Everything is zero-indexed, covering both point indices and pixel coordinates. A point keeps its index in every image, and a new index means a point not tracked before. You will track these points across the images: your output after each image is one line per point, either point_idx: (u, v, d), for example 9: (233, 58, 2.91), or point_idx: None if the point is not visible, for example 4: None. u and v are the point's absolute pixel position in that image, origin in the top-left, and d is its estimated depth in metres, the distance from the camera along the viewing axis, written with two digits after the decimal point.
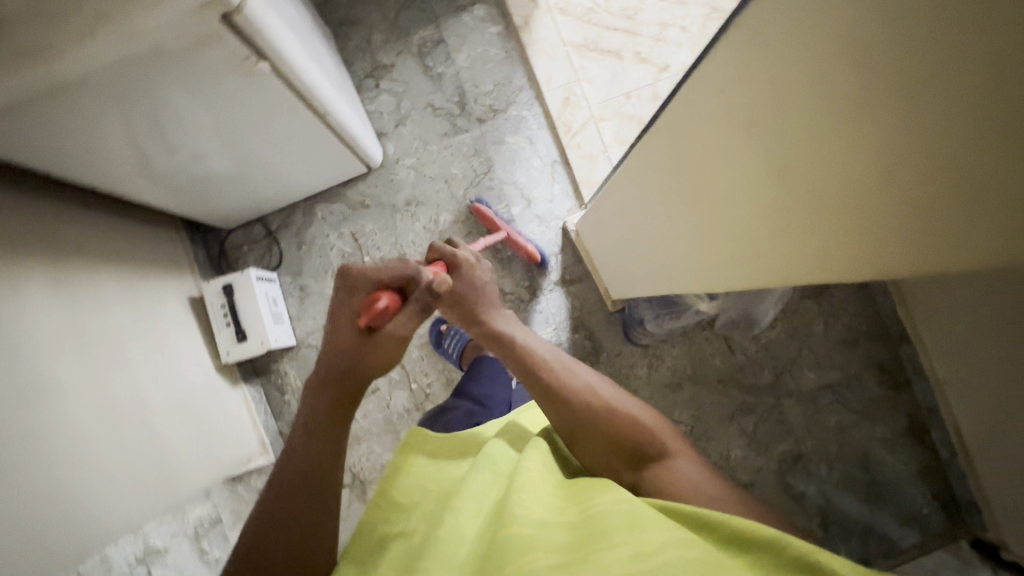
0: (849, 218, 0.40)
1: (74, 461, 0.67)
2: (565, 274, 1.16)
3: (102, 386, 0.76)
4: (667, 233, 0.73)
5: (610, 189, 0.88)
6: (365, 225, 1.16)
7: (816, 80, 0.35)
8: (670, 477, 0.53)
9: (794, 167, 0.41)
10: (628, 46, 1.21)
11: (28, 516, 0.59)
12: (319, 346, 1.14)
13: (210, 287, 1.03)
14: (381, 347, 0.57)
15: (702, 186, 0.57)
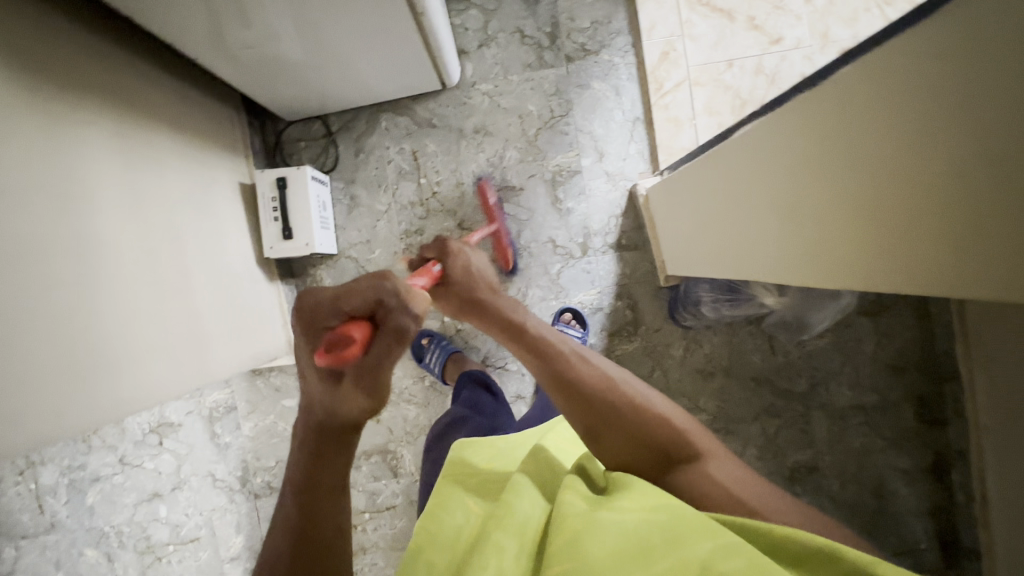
0: (955, 237, 0.42)
1: (122, 323, 0.67)
2: (622, 239, 1.11)
3: (153, 253, 0.74)
4: (736, 233, 0.75)
5: (695, 163, 0.84)
6: (428, 145, 1.11)
7: (925, 119, 0.39)
8: (692, 468, 0.56)
9: (889, 191, 0.45)
10: (743, 8, 1.10)
11: (77, 366, 0.59)
12: (358, 260, 1.11)
13: (263, 177, 0.99)
14: (360, 391, 0.49)
15: (782, 193, 0.60)
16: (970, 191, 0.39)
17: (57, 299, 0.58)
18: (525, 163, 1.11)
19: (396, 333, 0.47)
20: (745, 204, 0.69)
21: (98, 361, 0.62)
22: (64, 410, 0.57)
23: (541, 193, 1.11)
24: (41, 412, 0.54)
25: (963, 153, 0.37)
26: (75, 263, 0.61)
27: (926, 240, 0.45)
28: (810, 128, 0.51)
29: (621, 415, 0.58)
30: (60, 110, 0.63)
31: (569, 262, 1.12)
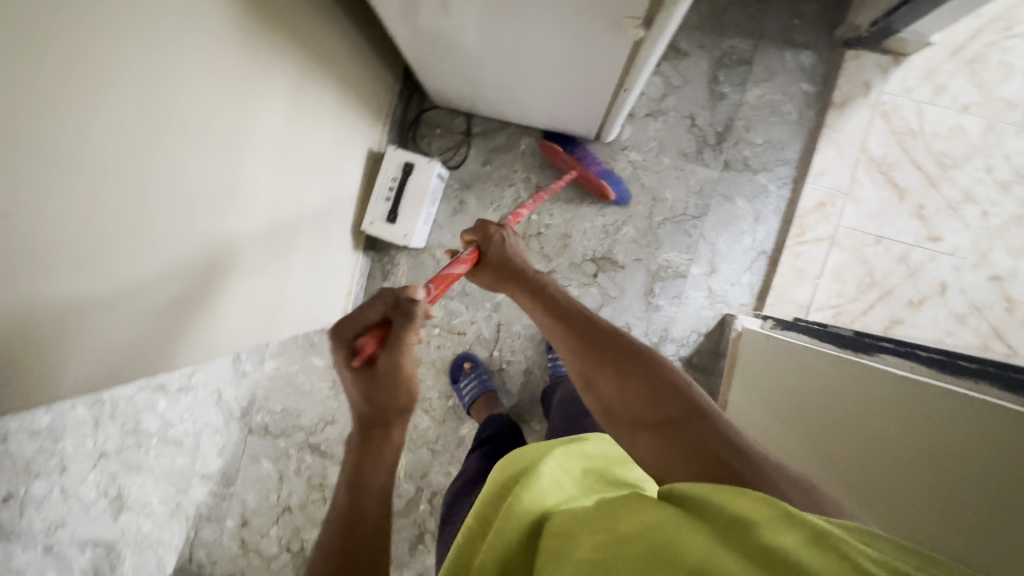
0: (919, 492, 0.57)
1: (213, 281, 0.65)
2: (694, 356, 1.08)
3: (268, 216, 0.73)
4: (802, 431, 0.78)
5: (801, 345, 0.82)
6: (554, 186, 1.08)
7: (937, 409, 0.55)
8: (637, 392, 0.48)
9: (898, 444, 0.60)
10: (918, 191, 1.04)
11: (170, 315, 0.59)
12: (440, 262, 1.10)
13: (392, 156, 0.97)
14: (387, 378, 0.51)
15: (829, 402, 0.73)
16: (964, 448, 0.52)
17: (174, 251, 0.56)
18: (637, 245, 1.08)
19: (407, 315, 0.53)
20: (823, 412, 0.74)
21: (178, 318, 0.60)
22: (133, 359, 0.55)
23: (638, 280, 1.08)
24: (124, 352, 0.54)
25: (945, 443, 0.54)
26: (202, 216, 0.59)
27: (937, 513, 0.54)
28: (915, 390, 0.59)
29: (600, 343, 0.53)
30: (258, 51, 0.62)
31: None
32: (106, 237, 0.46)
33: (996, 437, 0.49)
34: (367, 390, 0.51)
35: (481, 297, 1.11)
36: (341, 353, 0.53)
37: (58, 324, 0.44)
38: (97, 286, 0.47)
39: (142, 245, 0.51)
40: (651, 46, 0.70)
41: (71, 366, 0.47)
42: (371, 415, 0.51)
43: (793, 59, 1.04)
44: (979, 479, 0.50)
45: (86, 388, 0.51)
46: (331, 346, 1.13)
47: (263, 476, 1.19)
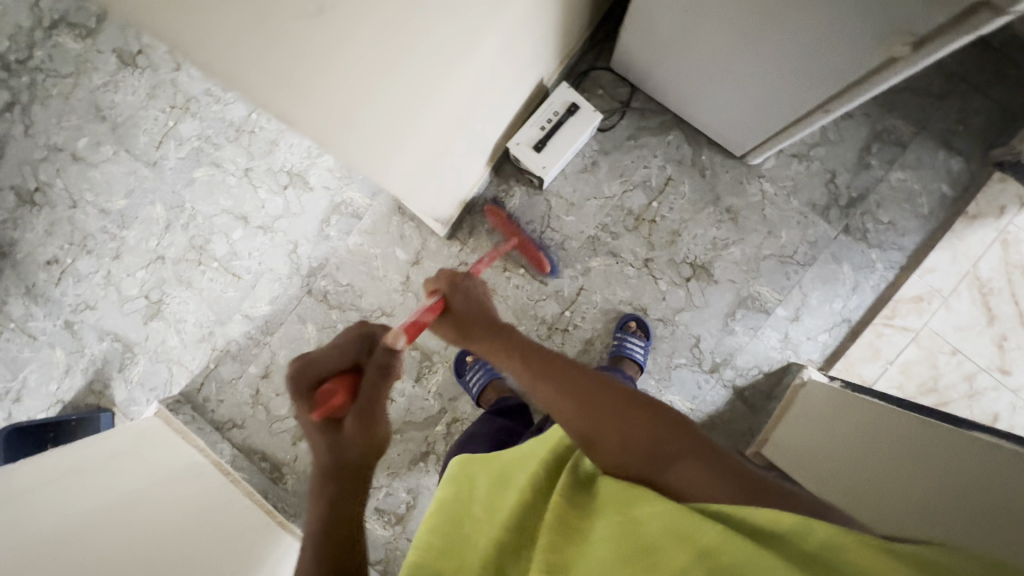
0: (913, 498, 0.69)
1: (415, 122, 0.67)
2: (747, 389, 1.10)
3: (470, 94, 0.75)
4: (853, 469, 0.81)
5: (871, 404, 0.86)
6: (684, 184, 1.11)
7: (959, 446, 0.68)
8: (655, 438, 0.48)
9: (914, 471, 0.72)
10: (1007, 323, 1.07)
11: (382, 119, 0.60)
12: (552, 208, 1.12)
13: (561, 93, 1.00)
14: (356, 431, 0.51)
15: (886, 446, 0.79)
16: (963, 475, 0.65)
17: (415, 76, 0.59)
18: (737, 267, 1.10)
19: (381, 369, 0.54)
20: (878, 461, 0.78)
21: (381, 134, 0.63)
22: (342, 135, 0.57)
23: (724, 300, 1.10)
24: (341, 122, 0.55)
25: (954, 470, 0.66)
26: (443, 61, 0.62)
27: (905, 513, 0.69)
28: (955, 438, 0.69)
29: (593, 402, 0.52)
30: None
31: (692, 365, 1.11)
32: (410, 12, 0.49)
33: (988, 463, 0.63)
34: (341, 441, 0.51)
35: (576, 257, 1.11)
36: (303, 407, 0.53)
37: (337, 52, 0.46)
38: (374, 45, 0.49)
39: (403, 56, 0.54)
40: (854, 93, 0.74)
41: (310, 114, 0.51)
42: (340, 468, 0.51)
43: (944, 160, 1.09)
44: (951, 482, 0.65)
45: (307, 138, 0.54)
46: (418, 243, 1.14)
47: (301, 339, 1.15)
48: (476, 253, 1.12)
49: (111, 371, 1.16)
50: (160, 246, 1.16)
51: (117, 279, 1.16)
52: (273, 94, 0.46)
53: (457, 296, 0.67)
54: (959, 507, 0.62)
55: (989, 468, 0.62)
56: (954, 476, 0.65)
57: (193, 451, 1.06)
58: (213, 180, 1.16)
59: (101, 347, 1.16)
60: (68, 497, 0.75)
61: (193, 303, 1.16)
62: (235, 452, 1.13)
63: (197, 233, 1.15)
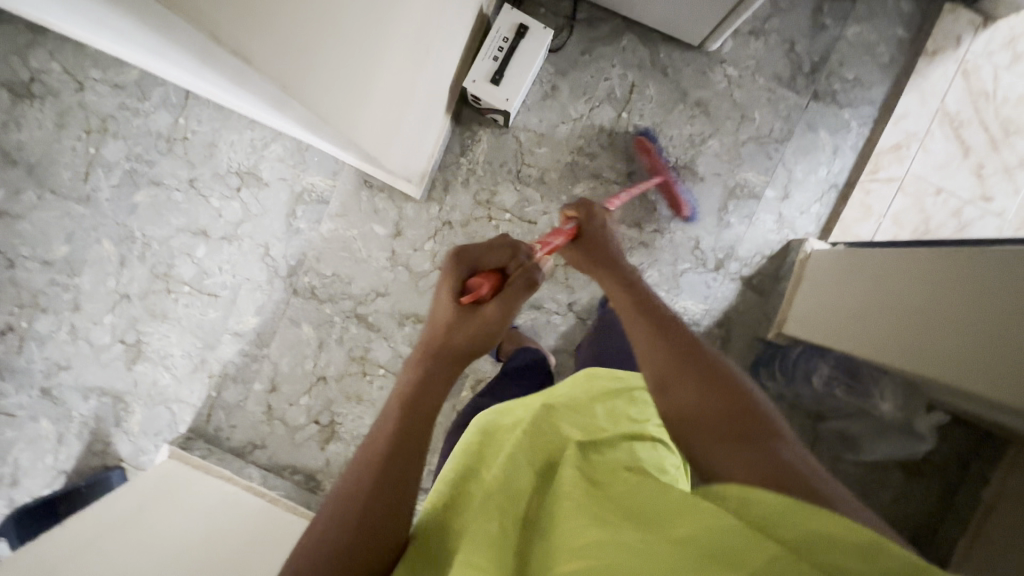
0: (947, 329, 0.71)
1: (375, 54, 0.61)
2: (755, 277, 1.10)
3: (421, 22, 0.69)
4: (866, 326, 0.85)
5: (881, 253, 0.87)
6: (649, 87, 1.07)
7: (982, 267, 0.68)
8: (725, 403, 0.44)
9: (940, 303, 0.73)
10: (981, 152, 1.09)
11: (340, 55, 0.53)
12: (522, 145, 1.08)
13: (507, 16, 0.93)
14: (489, 320, 0.54)
15: (906, 288, 0.79)
16: (991, 292, 0.66)
17: (365, 1, 0.53)
18: (719, 159, 1.09)
19: (524, 284, 0.57)
20: (903, 303, 0.79)
21: (348, 73, 0.57)
22: (307, 80, 0.50)
23: (714, 194, 1.09)
24: (303, 63, 0.47)
25: (980, 290, 0.67)
26: None
27: (940, 348, 0.72)
28: (978, 258, 0.69)
29: (663, 348, 0.49)
30: None
31: (698, 268, 1.10)
32: None
33: (1014, 275, 0.63)
34: (460, 323, 0.53)
35: (559, 187, 1.07)
36: (453, 274, 0.56)
37: None
38: None
39: None
40: None
41: (288, 70, 0.45)
42: (448, 346, 0.52)
43: (893, 5, 1.08)
44: (978, 304, 0.67)
45: (283, 93, 0.48)
46: (393, 211, 1.08)
47: (300, 342, 1.09)
48: (457, 209, 1.07)
49: (108, 427, 1.08)
50: (121, 285, 1.07)
51: (85, 331, 1.07)
52: (254, 56, 0.40)
53: (591, 222, 0.82)
54: (995, 330, 0.64)
55: (1015, 279, 0.63)
56: (982, 298, 0.67)
57: (221, 481, 1.00)
58: (158, 200, 1.06)
59: (90, 406, 1.08)
60: (110, 553, 0.71)
61: (176, 335, 1.08)
62: (265, 472, 1.08)
63: (157, 261, 1.07)
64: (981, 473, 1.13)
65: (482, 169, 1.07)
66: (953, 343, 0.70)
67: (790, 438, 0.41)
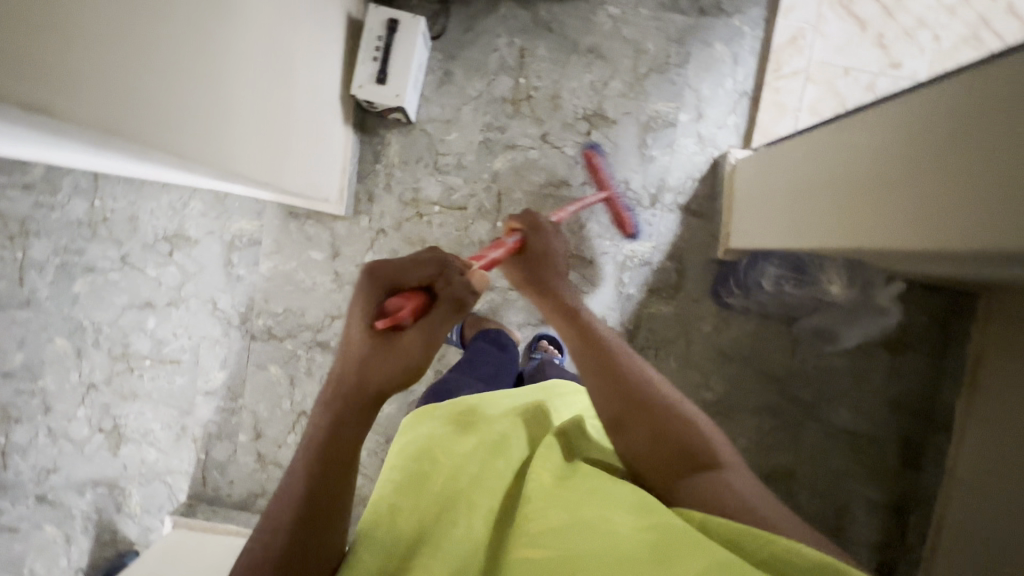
0: (883, 195, 0.65)
1: (225, 78, 0.59)
2: (692, 202, 1.11)
3: (267, 33, 0.67)
4: (813, 208, 0.80)
5: (799, 143, 0.86)
6: (539, 47, 1.07)
7: (917, 118, 0.60)
8: (725, 484, 0.53)
9: (878, 168, 0.66)
10: (877, 23, 1.09)
11: (196, 97, 0.54)
12: (432, 136, 1.08)
13: (376, 15, 0.93)
14: (401, 352, 0.54)
15: (843, 162, 0.74)
16: (927, 143, 0.58)
17: (202, 41, 0.53)
18: (626, 98, 1.09)
19: (450, 303, 0.58)
20: (842, 180, 0.74)
21: (197, 104, 0.54)
22: (170, 129, 0.50)
23: (631, 133, 1.09)
24: (159, 115, 0.48)
25: (914, 143, 0.60)
26: None
27: (877, 217, 0.66)
28: (910, 109, 0.62)
29: (664, 425, 0.58)
30: None
31: (635, 208, 1.11)
32: None
33: (950, 116, 0.55)
34: (371, 359, 0.53)
35: (479, 167, 1.08)
36: (372, 305, 0.55)
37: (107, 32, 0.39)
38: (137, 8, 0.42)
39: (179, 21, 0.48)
40: None
41: (146, 126, 0.46)
42: (360, 380, 0.53)
43: None
44: (915, 159, 0.60)
45: (128, 143, 0.45)
46: (325, 232, 1.08)
47: (272, 384, 1.10)
48: (387, 215, 1.08)
49: (112, 514, 1.10)
50: (84, 376, 1.07)
51: (62, 429, 1.08)
52: (105, 122, 0.41)
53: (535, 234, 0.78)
54: (933, 187, 0.56)
55: (953, 121, 0.55)
56: (918, 150, 0.59)
57: (230, 537, 1.01)
58: (96, 285, 1.06)
59: (88, 499, 1.09)
60: None
61: (151, 409, 1.09)
62: None
63: (113, 344, 1.07)
64: (962, 331, 1.12)
65: (400, 170, 1.08)
66: (890, 207, 0.64)
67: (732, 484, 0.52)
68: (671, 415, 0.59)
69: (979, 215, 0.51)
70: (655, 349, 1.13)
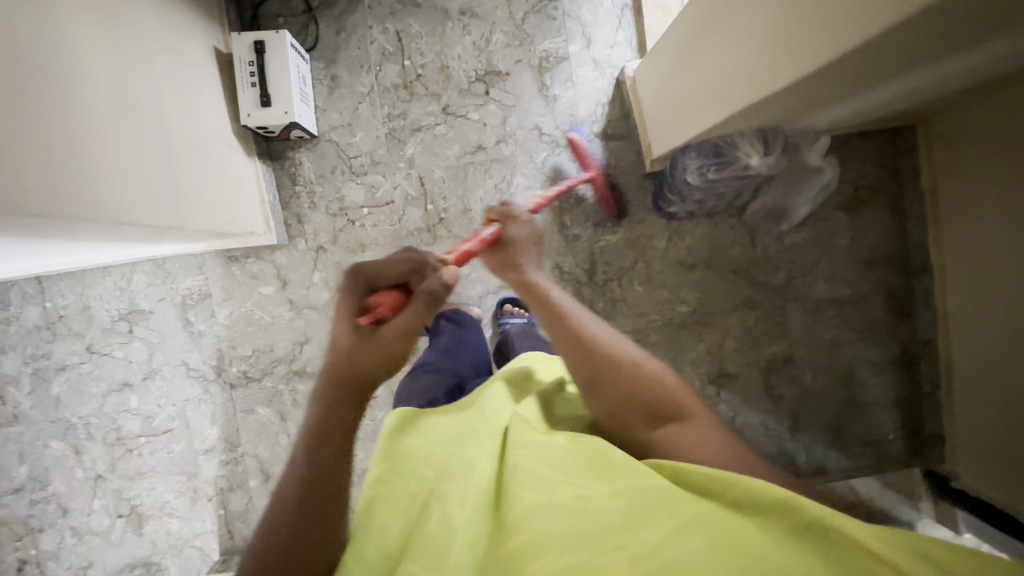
0: (770, 33, 0.61)
1: (82, 127, 0.60)
2: (607, 127, 1.10)
3: (116, 78, 0.68)
4: (716, 78, 0.76)
5: (678, 29, 0.85)
6: (412, 26, 1.08)
7: None
8: (691, 439, 0.54)
9: (756, 10, 0.62)
10: None
11: (58, 156, 0.55)
12: (339, 143, 1.09)
13: (240, 41, 0.94)
14: (381, 348, 0.52)
15: (725, 20, 0.70)
16: None
17: (41, 101, 0.54)
18: (512, 47, 1.09)
19: (428, 298, 0.55)
20: (730, 38, 0.70)
21: (55, 163, 0.55)
22: (41, 191, 0.52)
23: (527, 79, 1.09)
24: (23, 178, 0.50)
25: None
26: (25, 53, 0.52)
27: (771, 60, 0.63)
28: None
29: (631, 389, 0.57)
30: None
31: (554, 150, 1.10)
32: None
33: None
34: (351, 351, 0.52)
35: (392, 158, 1.08)
36: (357, 301, 0.55)
37: None
38: None
39: (10, 84, 0.50)
40: None
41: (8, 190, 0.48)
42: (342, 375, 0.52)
43: None
44: None
45: None
46: (268, 263, 1.09)
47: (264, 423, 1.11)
48: (320, 231, 1.09)
49: None
50: None
51: None
52: None
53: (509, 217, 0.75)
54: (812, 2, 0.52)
55: None
56: None
57: None
58: None
59: None
60: None
61: (161, 481, 1.12)
62: None
63: None
64: (912, 167, 1.11)
65: (319, 186, 1.09)
66: (780, 44, 0.60)
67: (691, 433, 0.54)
68: (643, 379, 0.58)
69: (860, 11, 0.47)
70: (617, 280, 1.12)
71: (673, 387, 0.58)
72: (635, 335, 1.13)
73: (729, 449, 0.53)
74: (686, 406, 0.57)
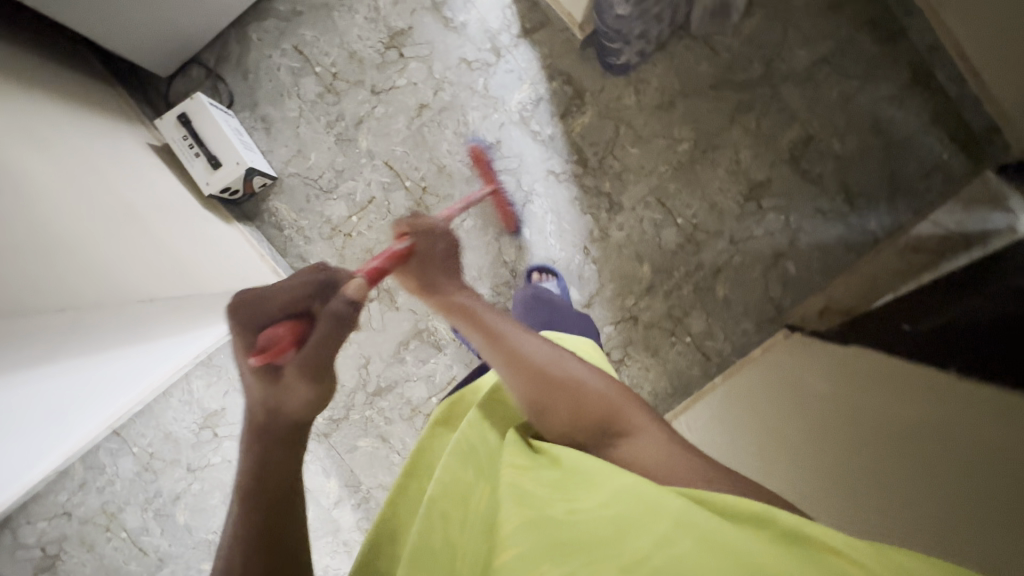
0: None
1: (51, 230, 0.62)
2: (524, 24, 1.08)
3: (65, 185, 0.69)
4: None
5: None
6: (304, 32, 1.09)
7: None
8: (642, 457, 0.54)
9: None
10: None
11: (27, 253, 0.57)
12: (301, 173, 1.10)
13: (166, 122, 0.98)
14: (296, 393, 0.50)
15: None
16: None
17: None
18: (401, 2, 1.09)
19: (338, 327, 0.51)
20: None
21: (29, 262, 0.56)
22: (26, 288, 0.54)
23: (428, 21, 1.08)
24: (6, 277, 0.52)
25: None
26: None
27: None
28: None
29: (583, 407, 0.57)
30: None
31: (489, 71, 1.08)
32: None
33: None
34: (272, 401, 0.50)
35: (354, 159, 1.08)
36: (254, 342, 0.50)
37: None
38: None
39: None
40: None
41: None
42: (269, 421, 0.51)
43: None
44: None
45: None
46: None
47: (371, 452, 1.12)
48: (327, 258, 1.09)
49: None
50: None
51: None
52: None
53: (425, 234, 0.68)
54: None
55: None
56: None
57: None
58: (192, 504, 1.10)
59: None
60: None
61: None
62: None
63: None
64: None
65: (304, 220, 1.09)
66: None
67: (638, 441, 0.55)
68: (584, 389, 0.58)
69: None
70: (610, 153, 1.10)
71: (613, 393, 0.58)
72: (655, 194, 1.10)
73: (685, 459, 0.53)
74: (631, 415, 0.57)
